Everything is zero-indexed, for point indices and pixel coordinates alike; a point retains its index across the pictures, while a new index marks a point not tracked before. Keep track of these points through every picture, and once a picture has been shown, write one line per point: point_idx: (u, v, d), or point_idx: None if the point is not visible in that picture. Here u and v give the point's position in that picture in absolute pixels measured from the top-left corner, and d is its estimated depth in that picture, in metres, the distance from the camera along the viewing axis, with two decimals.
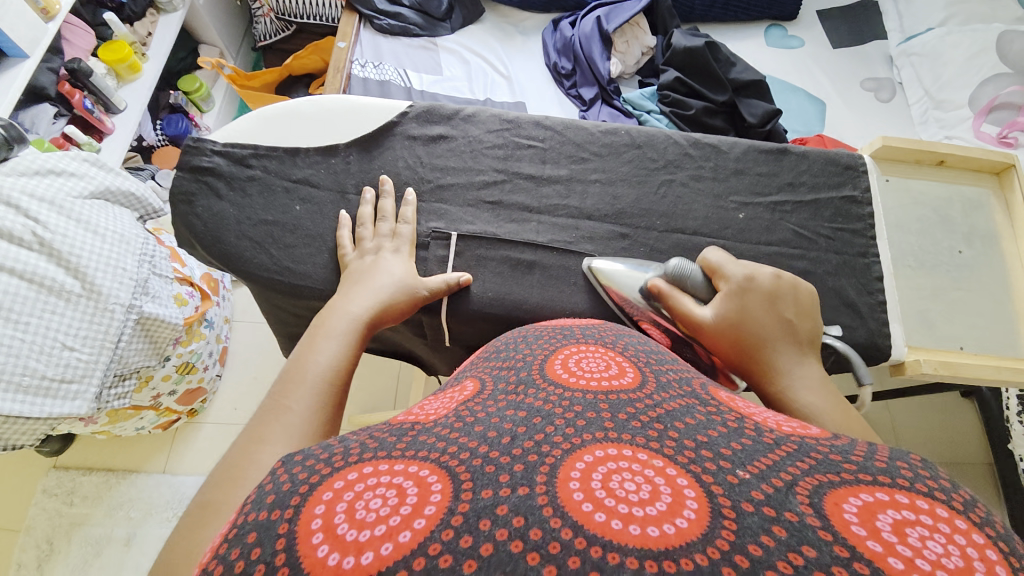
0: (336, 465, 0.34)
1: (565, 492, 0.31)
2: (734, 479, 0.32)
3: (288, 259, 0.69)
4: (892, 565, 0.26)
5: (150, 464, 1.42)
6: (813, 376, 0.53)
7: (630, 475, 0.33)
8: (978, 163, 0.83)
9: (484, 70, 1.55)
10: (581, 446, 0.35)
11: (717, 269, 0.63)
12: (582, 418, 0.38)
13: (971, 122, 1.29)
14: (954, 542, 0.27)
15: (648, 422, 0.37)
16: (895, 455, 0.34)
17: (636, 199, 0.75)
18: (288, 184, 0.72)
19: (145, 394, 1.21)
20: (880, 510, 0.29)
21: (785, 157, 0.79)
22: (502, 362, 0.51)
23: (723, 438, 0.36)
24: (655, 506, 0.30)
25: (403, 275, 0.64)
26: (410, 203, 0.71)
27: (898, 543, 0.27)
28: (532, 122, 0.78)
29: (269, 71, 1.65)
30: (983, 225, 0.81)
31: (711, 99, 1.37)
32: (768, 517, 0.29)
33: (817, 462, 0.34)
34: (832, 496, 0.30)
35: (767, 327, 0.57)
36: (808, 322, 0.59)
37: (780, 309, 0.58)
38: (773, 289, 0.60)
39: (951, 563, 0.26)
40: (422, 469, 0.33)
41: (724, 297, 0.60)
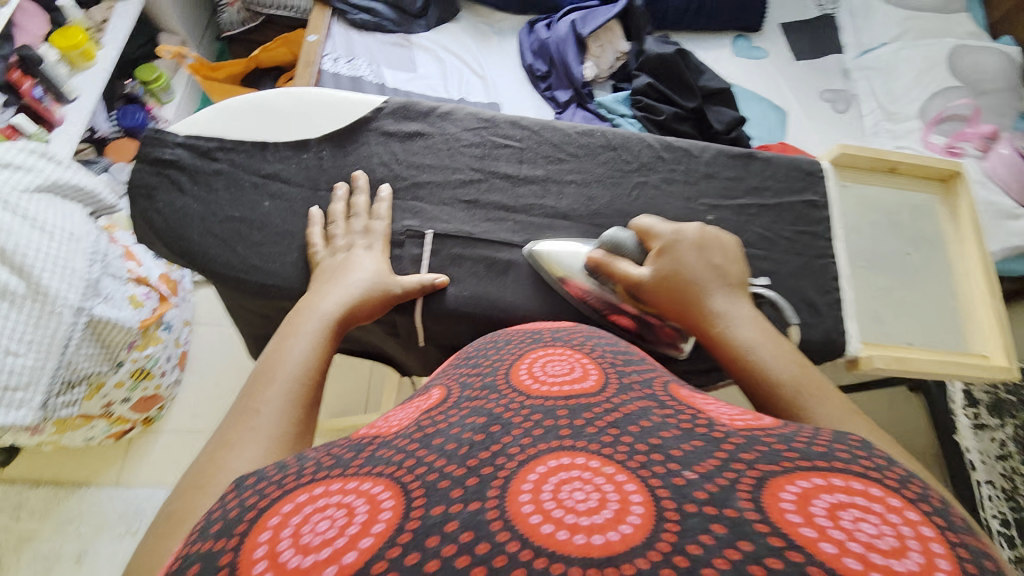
0: (287, 486, 0.35)
1: (514, 504, 0.32)
2: (681, 480, 0.33)
3: (255, 257, 0.66)
4: (825, 552, 0.28)
5: (102, 477, 1.34)
6: (746, 314, 0.57)
7: (580, 483, 0.33)
8: (927, 171, 0.88)
9: (459, 69, 1.55)
10: (535, 457, 0.36)
11: (650, 229, 0.65)
12: (539, 428, 0.38)
13: (920, 133, 1.38)
14: (889, 522, 0.30)
15: (603, 427, 0.38)
16: (834, 438, 0.38)
17: (610, 200, 0.76)
18: (257, 178, 0.69)
19: (95, 402, 1.18)
20: (815, 495, 0.31)
21: (752, 162, 0.82)
22: (471, 369, 0.52)
23: (676, 439, 0.37)
24: (602, 513, 0.31)
25: (372, 271, 0.63)
26: (384, 199, 0.69)
27: (832, 527, 0.29)
28: (509, 121, 0.78)
29: (237, 63, 1.60)
30: (929, 230, 0.87)
31: (681, 105, 1.41)
32: (709, 517, 0.30)
33: (762, 454, 0.35)
34: (771, 487, 0.32)
35: (698, 277, 0.59)
36: (735, 266, 0.62)
37: (710, 259, 0.61)
38: (699, 239, 0.63)
39: (883, 545, 0.28)
40: (375, 487, 0.34)
41: (657, 254, 0.62)
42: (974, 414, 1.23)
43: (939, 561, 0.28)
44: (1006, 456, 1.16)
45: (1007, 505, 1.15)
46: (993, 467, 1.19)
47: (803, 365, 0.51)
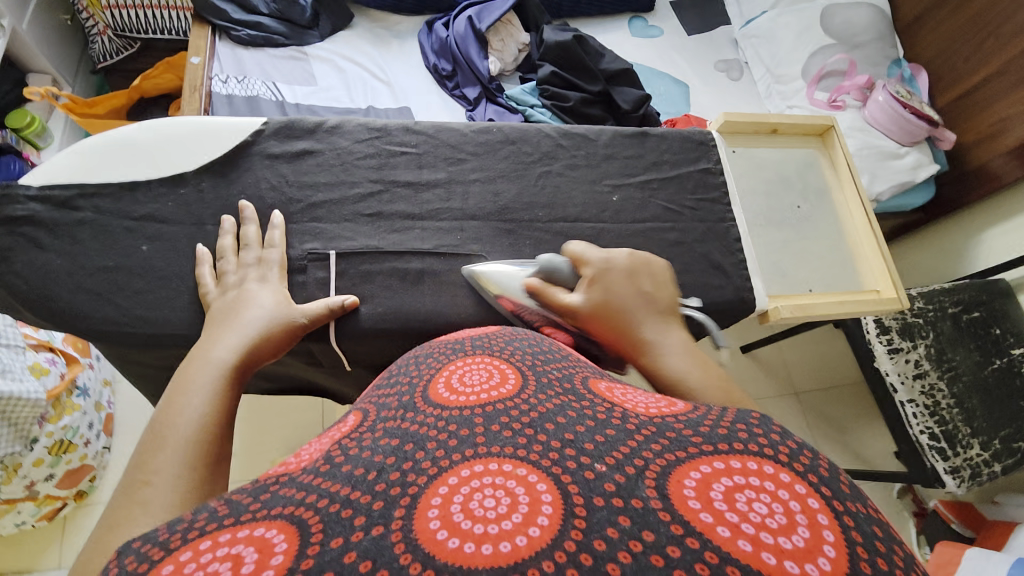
0: (170, 545, 0.31)
1: (422, 522, 0.31)
2: (592, 474, 0.33)
3: (140, 307, 0.61)
4: (720, 536, 0.29)
5: (43, 561, 1.19)
6: (674, 338, 0.55)
7: (492, 489, 0.33)
8: (805, 129, 0.95)
9: (362, 76, 1.50)
10: (448, 468, 0.35)
11: (580, 259, 0.64)
12: (454, 439, 0.37)
13: (806, 91, 1.48)
14: (779, 499, 0.31)
15: (519, 429, 0.38)
16: (737, 418, 0.38)
17: (517, 194, 0.77)
18: (129, 222, 0.64)
19: (16, 485, 1.08)
20: (715, 481, 0.32)
21: (647, 140, 0.85)
22: (388, 388, 0.49)
23: (589, 432, 0.37)
24: (511, 518, 0.31)
25: (269, 306, 0.59)
26: (276, 225, 0.66)
27: (727, 510, 0.30)
28: (402, 128, 0.76)
29: (116, 95, 1.45)
30: (814, 182, 0.94)
31: (586, 90, 1.44)
32: (615, 508, 0.31)
33: (670, 442, 0.35)
34: (676, 474, 0.33)
35: (629, 302, 0.58)
36: (666, 290, 0.62)
37: (639, 285, 0.60)
38: (631, 267, 0.62)
39: (772, 524, 0.30)
40: (269, 530, 0.31)
41: (589, 283, 0.61)
42: (887, 341, 1.32)
43: (824, 535, 0.29)
44: (921, 374, 1.30)
45: (931, 419, 1.26)
46: (912, 387, 1.29)
47: (730, 389, 0.49)
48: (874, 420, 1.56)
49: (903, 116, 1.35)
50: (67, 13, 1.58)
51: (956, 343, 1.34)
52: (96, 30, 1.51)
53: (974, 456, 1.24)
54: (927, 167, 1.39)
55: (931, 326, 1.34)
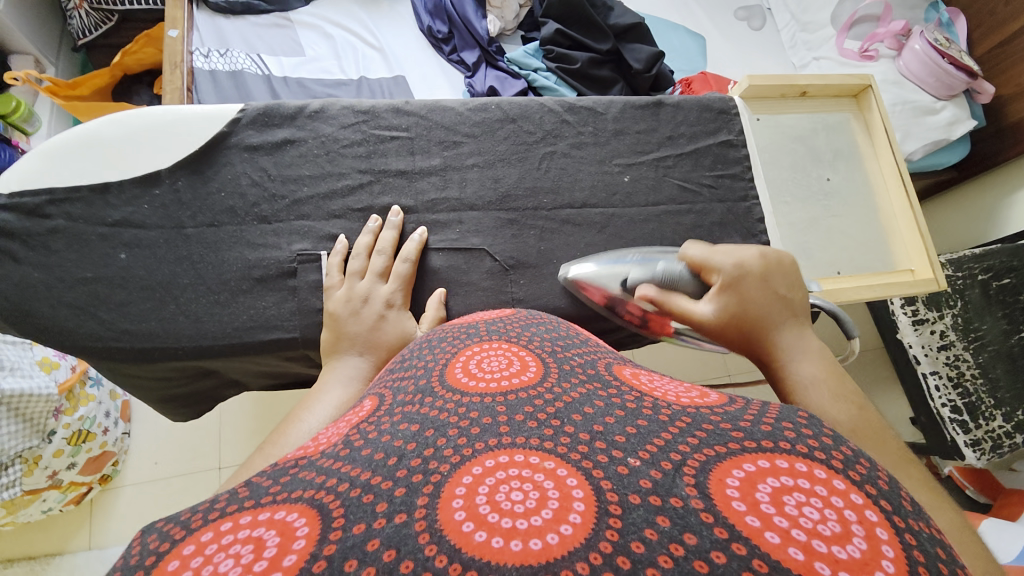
0: (192, 525, 0.26)
1: (446, 512, 0.27)
2: (625, 469, 0.28)
3: (124, 321, 0.58)
4: (768, 542, 0.24)
5: (74, 542, 1.24)
6: (810, 350, 0.46)
7: (518, 482, 0.28)
8: (837, 90, 0.86)
9: (352, 43, 1.39)
10: (471, 457, 0.30)
11: (702, 265, 0.55)
12: (476, 426, 0.33)
13: (835, 40, 1.35)
14: (832, 505, 0.26)
15: (545, 420, 0.33)
16: (781, 414, 0.32)
17: (518, 178, 0.70)
18: (104, 228, 0.59)
19: (38, 476, 1.09)
20: (760, 481, 0.27)
21: (661, 110, 0.77)
22: (403, 371, 0.44)
23: (620, 423, 0.32)
24: (541, 513, 0.26)
25: (392, 317, 0.59)
26: (414, 240, 0.64)
27: (776, 514, 0.25)
28: (391, 109, 0.69)
29: (98, 74, 1.36)
30: (845, 149, 0.85)
31: (595, 49, 1.32)
32: (654, 507, 0.26)
33: (707, 435, 0.30)
34: (718, 471, 0.28)
35: (766, 309, 0.49)
36: (803, 291, 0.52)
37: (775, 289, 0.50)
38: (763, 268, 0.52)
39: (825, 531, 0.25)
40: (289, 513, 0.27)
41: (720, 291, 0.52)
42: (912, 312, 1.26)
43: (883, 548, 0.24)
44: (947, 346, 1.25)
45: (954, 392, 1.22)
46: (937, 358, 1.24)
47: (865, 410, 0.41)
48: (892, 388, 1.53)
49: (941, 67, 1.22)
50: None
51: (983, 312, 1.27)
52: (71, 4, 1.42)
53: (995, 429, 1.20)
54: (965, 123, 1.28)
55: (961, 295, 1.26)
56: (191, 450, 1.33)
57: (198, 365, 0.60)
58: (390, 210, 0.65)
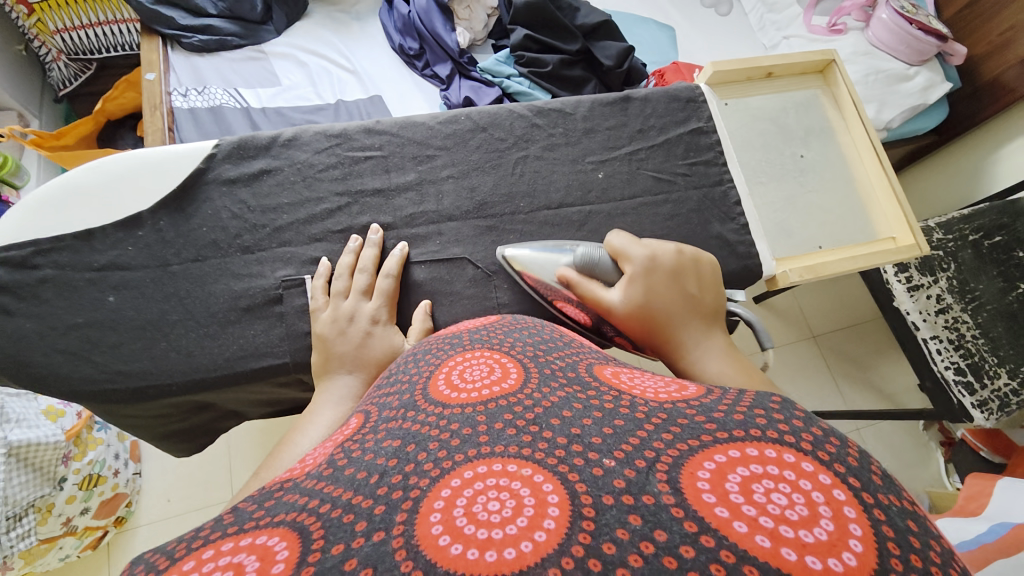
0: (176, 553, 0.27)
1: (424, 528, 0.27)
2: (600, 471, 0.29)
3: (118, 361, 0.59)
4: (737, 532, 0.25)
5: None
6: (716, 343, 0.51)
7: (496, 492, 0.29)
8: (802, 68, 0.86)
9: (326, 69, 1.42)
10: (450, 470, 0.31)
11: (621, 254, 0.60)
12: (456, 439, 0.33)
13: (802, 17, 1.38)
14: (800, 488, 0.27)
15: (523, 426, 0.33)
16: (755, 402, 0.33)
17: (494, 185, 0.71)
18: (91, 273, 0.60)
19: (53, 523, 1.09)
20: (730, 471, 0.28)
21: (629, 105, 0.78)
22: (388, 387, 0.44)
23: (596, 425, 0.33)
24: (516, 522, 0.27)
25: (381, 333, 0.60)
26: (395, 255, 0.65)
27: (744, 503, 0.26)
28: (362, 130, 0.71)
29: (82, 123, 1.39)
30: (817, 125, 0.86)
31: (565, 51, 1.34)
32: (626, 507, 0.27)
33: (681, 429, 0.31)
34: (690, 465, 0.29)
35: (671, 305, 0.54)
36: (712, 298, 0.56)
37: (682, 286, 0.55)
38: (675, 265, 0.57)
39: (793, 515, 0.26)
40: (270, 537, 0.27)
41: (629, 280, 0.57)
42: (906, 278, 1.27)
43: (850, 528, 0.25)
44: (944, 309, 1.25)
45: (957, 353, 1.22)
46: (935, 323, 1.24)
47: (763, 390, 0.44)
48: (895, 357, 1.53)
49: (910, 33, 1.23)
50: (20, 42, 1.49)
51: (978, 271, 1.27)
52: (49, 57, 1.43)
53: (1002, 387, 1.19)
54: (940, 86, 1.29)
55: (952, 257, 1.27)
56: (203, 482, 1.34)
57: (194, 398, 0.61)
58: (370, 228, 0.66)
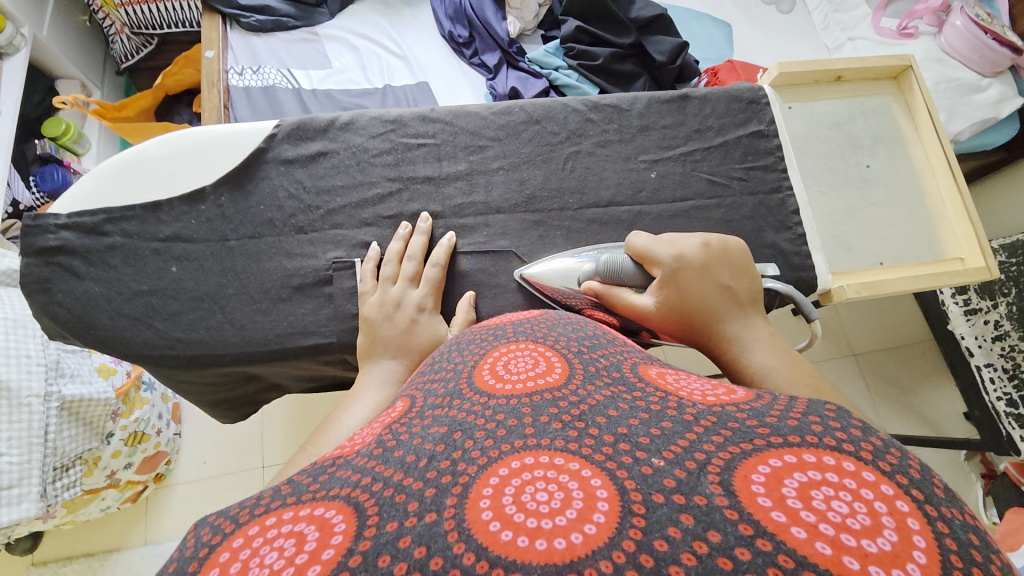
0: (240, 518, 0.29)
1: (474, 511, 0.28)
2: (649, 469, 0.29)
3: (177, 329, 0.61)
4: (795, 537, 0.24)
5: (130, 539, 1.33)
6: (761, 333, 0.53)
7: (544, 483, 0.29)
8: (875, 72, 0.82)
9: (376, 53, 1.43)
10: (498, 459, 0.31)
11: (646, 255, 0.59)
12: (502, 428, 0.33)
13: (871, 18, 1.30)
14: (860, 497, 0.26)
15: (569, 421, 0.33)
16: (809, 409, 0.32)
17: (544, 179, 0.71)
18: (157, 243, 0.63)
19: (98, 475, 1.17)
20: (787, 476, 0.27)
21: (687, 104, 0.76)
22: (434, 373, 0.45)
23: (644, 424, 0.32)
24: (565, 514, 0.27)
25: (424, 319, 0.61)
26: (443, 245, 0.65)
27: (803, 509, 0.25)
28: (417, 117, 0.71)
29: (142, 96, 1.44)
30: (886, 134, 0.81)
31: (617, 44, 1.32)
32: (677, 506, 0.26)
33: (732, 433, 0.30)
34: (743, 468, 0.28)
35: (709, 300, 0.54)
36: (747, 283, 0.57)
37: (716, 280, 0.56)
38: (705, 262, 0.57)
39: (855, 524, 0.25)
40: (328, 510, 0.28)
41: (660, 284, 0.57)
42: (964, 301, 1.22)
43: (913, 539, 0.24)
44: (1001, 336, 1.17)
45: (1011, 385, 1.15)
46: (991, 349, 1.18)
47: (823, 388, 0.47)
48: (943, 382, 1.45)
49: (984, 43, 1.15)
50: (85, 14, 1.56)
51: None
52: (113, 30, 1.50)
53: None
54: (1012, 100, 1.20)
55: (1015, 283, 1.18)
56: (236, 449, 1.40)
57: (245, 370, 0.63)
58: (420, 216, 0.67)
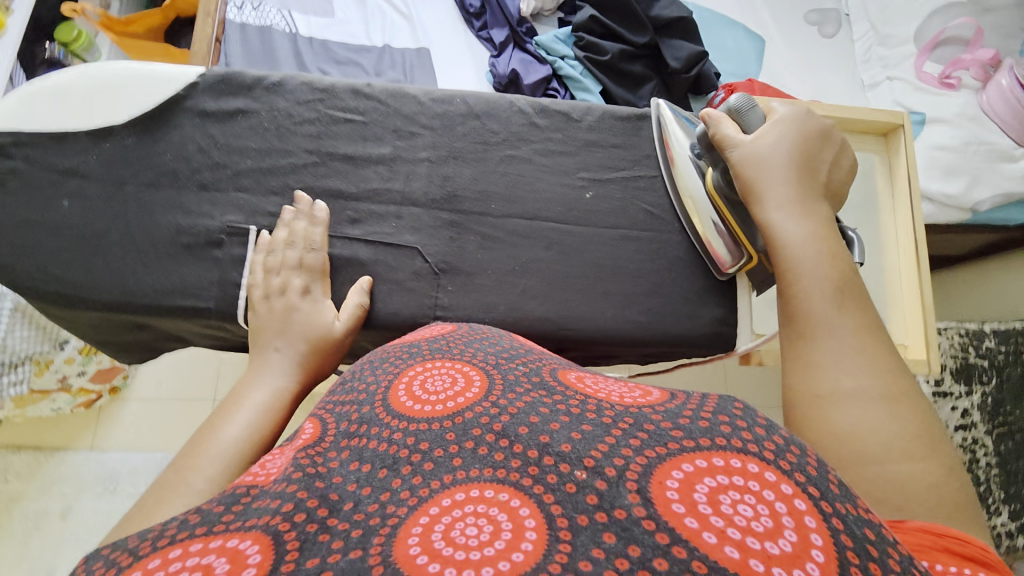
0: (138, 554, 0.27)
1: (401, 547, 0.26)
2: (573, 487, 0.29)
3: (56, 267, 0.60)
4: (705, 542, 0.25)
5: (78, 441, 1.38)
6: (824, 221, 0.55)
7: (474, 517, 0.28)
8: (863, 125, 0.75)
9: (382, 9, 1.38)
10: (427, 497, 0.29)
11: (772, 112, 0.62)
12: (430, 461, 0.31)
13: (915, 60, 1.18)
14: (763, 500, 0.27)
15: (495, 441, 0.32)
16: (719, 408, 0.32)
17: (471, 179, 0.67)
18: (54, 176, 0.62)
19: (48, 377, 1.18)
20: (698, 481, 0.28)
21: (644, 125, 0.71)
22: (344, 395, 0.39)
23: (566, 429, 0.32)
24: (494, 545, 0.26)
25: (312, 313, 0.59)
26: (320, 226, 0.62)
27: (712, 513, 0.27)
28: (351, 89, 0.67)
29: (150, 14, 1.39)
30: (860, 194, 0.77)
31: (631, 42, 1.23)
32: (599, 525, 0.26)
33: (649, 436, 0.31)
34: (658, 474, 0.29)
35: (798, 164, 0.57)
36: (835, 181, 0.60)
37: (819, 155, 0.59)
38: (821, 135, 0.60)
39: (758, 527, 0.26)
40: (241, 541, 0.27)
41: (772, 128, 0.59)
42: (938, 381, 1.11)
43: (811, 537, 0.26)
44: (967, 425, 1.10)
45: None
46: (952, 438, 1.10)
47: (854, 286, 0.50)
48: None
49: None
50: None
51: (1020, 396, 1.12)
52: None
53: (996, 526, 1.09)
54: None
55: (997, 371, 1.12)
56: (192, 378, 1.43)
57: (127, 320, 0.62)
58: (297, 196, 0.63)
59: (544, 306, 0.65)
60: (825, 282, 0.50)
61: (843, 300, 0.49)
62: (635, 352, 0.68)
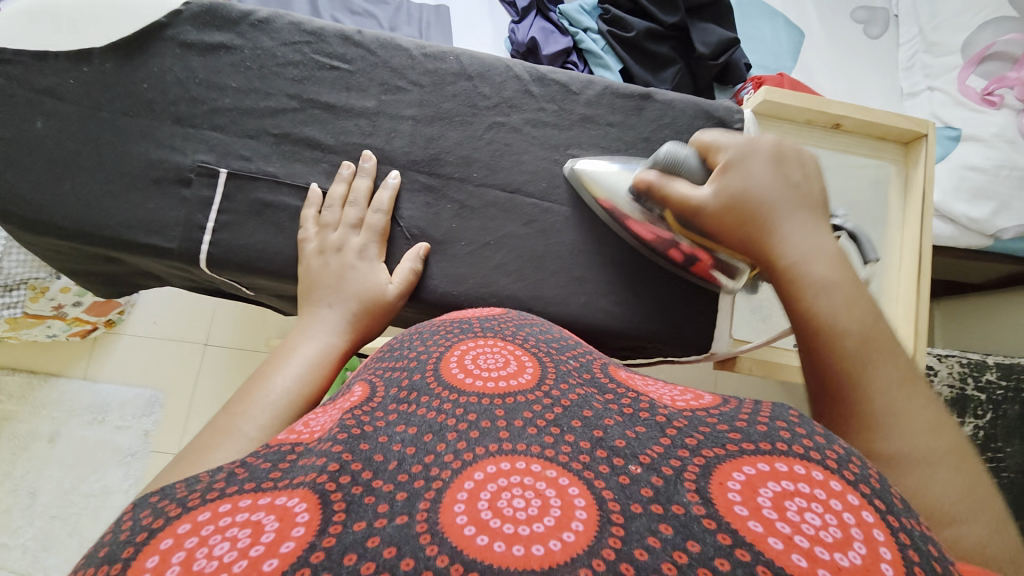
0: (189, 503, 0.28)
1: (448, 516, 0.28)
2: (626, 478, 0.30)
3: (26, 188, 0.59)
4: (772, 547, 0.26)
5: (71, 369, 1.40)
6: (828, 247, 0.48)
7: (520, 489, 0.29)
8: (883, 131, 0.73)
9: None
10: (471, 462, 0.30)
11: (712, 147, 0.55)
12: (475, 431, 0.33)
13: (958, 73, 1.09)
14: (831, 510, 0.27)
15: (544, 426, 0.33)
16: (775, 413, 0.33)
17: (455, 143, 0.64)
18: (31, 94, 0.60)
19: (43, 304, 1.14)
20: (761, 484, 0.29)
21: (646, 106, 0.67)
22: (394, 360, 0.41)
23: (619, 427, 0.33)
24: (543, 521, 0.28)
25: (366, 275, 0.58)
26: (389, 188, 0.61)
27: (777, 519, 0.27)
28: (339, 35, 0.64)
29: None
30: (869, 205, 0.74)
31: (659, 21, 1.16)
32: (655, 515, 0.28)
33: (704, 437, 0.32)
34: (718, 474, 0.29)
35: (774, 194, 0.50)
36: (818, 186, 0.52)
37: (787, 174, 0.51)
38: (778, 152, 0.52)
39: (827, 537, 0.26)
40: (291, 498, 0.28)
41: (723, 170, 0.52)
42: None
43: (880, 551, 0.26)
44: None
45: None
46: None
47: (877, 320, 0.44)
48: None
49: None
50: None
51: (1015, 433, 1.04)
52: None
53: None
54: None
55: (992, 406, 1.06)
56: (188, 320, 1.44)
57: (94, 251, 0.61)
58: (363, 155, 0.62)
59: (515, 284, 0.62)
60: (845, 333, 0.43)
61: (869, 352, 0.42)
62: (608, 343, 0.66)
